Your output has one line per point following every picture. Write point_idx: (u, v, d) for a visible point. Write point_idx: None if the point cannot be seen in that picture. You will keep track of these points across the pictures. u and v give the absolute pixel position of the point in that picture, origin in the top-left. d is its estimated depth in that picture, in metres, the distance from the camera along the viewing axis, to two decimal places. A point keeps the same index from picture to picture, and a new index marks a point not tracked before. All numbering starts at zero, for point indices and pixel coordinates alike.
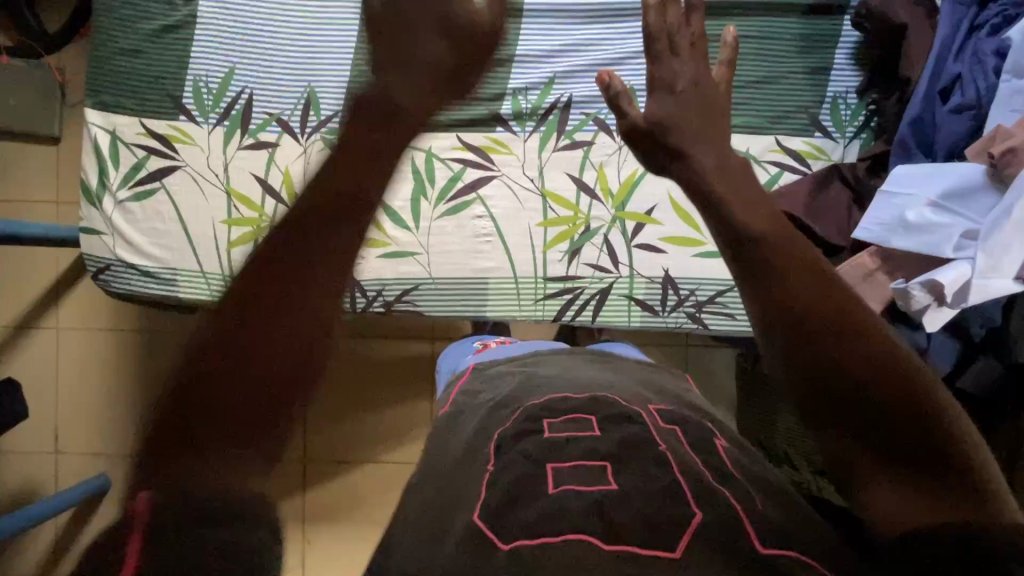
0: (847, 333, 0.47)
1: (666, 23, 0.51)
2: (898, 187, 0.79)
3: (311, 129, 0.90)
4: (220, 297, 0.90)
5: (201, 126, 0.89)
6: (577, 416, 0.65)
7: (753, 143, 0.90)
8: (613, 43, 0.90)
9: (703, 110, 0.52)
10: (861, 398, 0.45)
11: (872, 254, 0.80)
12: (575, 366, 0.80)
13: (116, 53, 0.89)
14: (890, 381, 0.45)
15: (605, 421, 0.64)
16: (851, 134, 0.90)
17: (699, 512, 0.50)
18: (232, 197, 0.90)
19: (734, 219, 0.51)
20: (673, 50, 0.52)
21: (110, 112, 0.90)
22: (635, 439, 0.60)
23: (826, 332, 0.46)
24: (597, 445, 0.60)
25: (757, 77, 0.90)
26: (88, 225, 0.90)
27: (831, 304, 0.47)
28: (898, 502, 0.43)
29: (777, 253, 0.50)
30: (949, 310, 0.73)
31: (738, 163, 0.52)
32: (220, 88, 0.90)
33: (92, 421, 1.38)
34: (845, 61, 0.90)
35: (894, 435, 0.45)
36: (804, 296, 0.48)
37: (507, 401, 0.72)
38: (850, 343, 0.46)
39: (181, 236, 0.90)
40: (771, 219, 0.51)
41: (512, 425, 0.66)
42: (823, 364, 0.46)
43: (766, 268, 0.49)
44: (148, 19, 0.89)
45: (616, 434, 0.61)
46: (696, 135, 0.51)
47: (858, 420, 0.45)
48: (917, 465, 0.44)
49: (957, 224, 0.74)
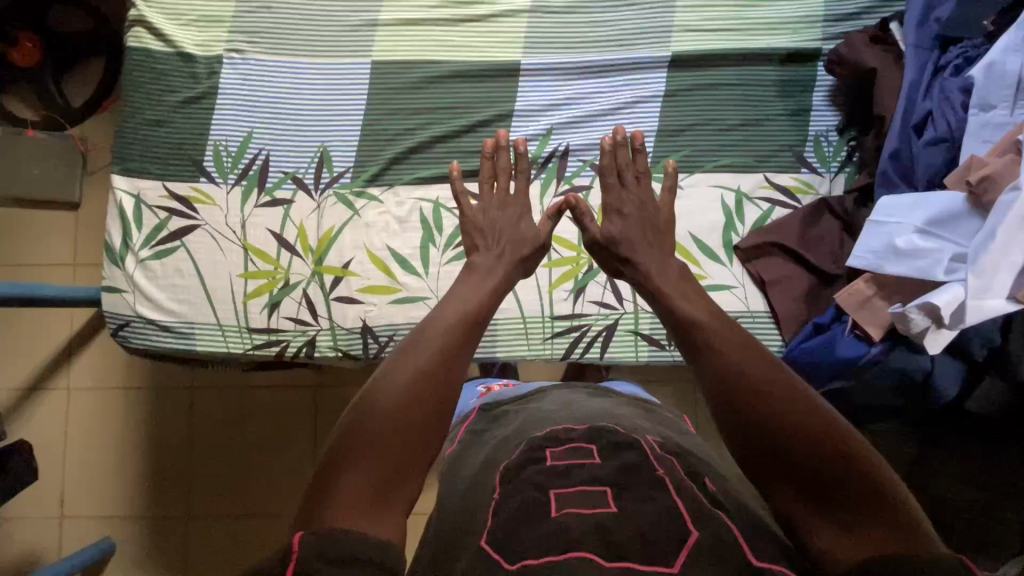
0: (770, 392, 0.57)
1: (616, 162, 0.81)
2: (884, 216, 0.82)
3: (325, 185, 0.95)
4: (236, 348, 0.92)
5: (221, 186, 0.95)
6: (578, 445, 0.66)
7: (743, 181, 0.95)
8: (605, 96, 0.96)
9: (642, 228, 0.77)
10: (790, 450, 0.55)
11: (867, 280, 0.84)
12: (576, 400, 0.81)
13: (142, 122, 0.96)
14: (815, 431, 0.54)
15: (606, 450, 0.65)
16: (835, 169, 0.95)
17: (695, 532, 0.54)
18: (249, 251, 0.94)
19: (677, 306, 0.67)
20: (622, 184, 0.80)
21: (135, 176, 0.95)
22: (635, 465, 0.61)
23: (751, 392, 0.58)
24: (598, 471, 0.61)
25: (742, 120, 0.96)
26: (110, 283, 0.93)
27: (754, 368, 0.59)
28: (835, 541, 0.51)
29: (710, 330, 0.63)
30: (948, 332, 0.75)
31: (678, 268, 0.73)
32: (239, 150, 0.96)
33: (100, 481, 1.37)
34: (823, 102, 0.96)
35: (825, 484, 0.53)
36: (738, 366, 0.59)
37: (512, 436, 0.73)
38: (782, 407, 0.56)
39: (200, 290, 0.93)
40: (708, 309, 0.66)
41: (517, 455, 0.66)
42: (756, 423, 0.56)
43: (705, 347, 0.62)
44: (174, 92, 0.96)
45: (616, 462, 0.62)
46: (640, 249, 0.75)
47: (797, 473, 0.54)
48: (845, 505, 0.52)
49: (946, 248, 0.77)
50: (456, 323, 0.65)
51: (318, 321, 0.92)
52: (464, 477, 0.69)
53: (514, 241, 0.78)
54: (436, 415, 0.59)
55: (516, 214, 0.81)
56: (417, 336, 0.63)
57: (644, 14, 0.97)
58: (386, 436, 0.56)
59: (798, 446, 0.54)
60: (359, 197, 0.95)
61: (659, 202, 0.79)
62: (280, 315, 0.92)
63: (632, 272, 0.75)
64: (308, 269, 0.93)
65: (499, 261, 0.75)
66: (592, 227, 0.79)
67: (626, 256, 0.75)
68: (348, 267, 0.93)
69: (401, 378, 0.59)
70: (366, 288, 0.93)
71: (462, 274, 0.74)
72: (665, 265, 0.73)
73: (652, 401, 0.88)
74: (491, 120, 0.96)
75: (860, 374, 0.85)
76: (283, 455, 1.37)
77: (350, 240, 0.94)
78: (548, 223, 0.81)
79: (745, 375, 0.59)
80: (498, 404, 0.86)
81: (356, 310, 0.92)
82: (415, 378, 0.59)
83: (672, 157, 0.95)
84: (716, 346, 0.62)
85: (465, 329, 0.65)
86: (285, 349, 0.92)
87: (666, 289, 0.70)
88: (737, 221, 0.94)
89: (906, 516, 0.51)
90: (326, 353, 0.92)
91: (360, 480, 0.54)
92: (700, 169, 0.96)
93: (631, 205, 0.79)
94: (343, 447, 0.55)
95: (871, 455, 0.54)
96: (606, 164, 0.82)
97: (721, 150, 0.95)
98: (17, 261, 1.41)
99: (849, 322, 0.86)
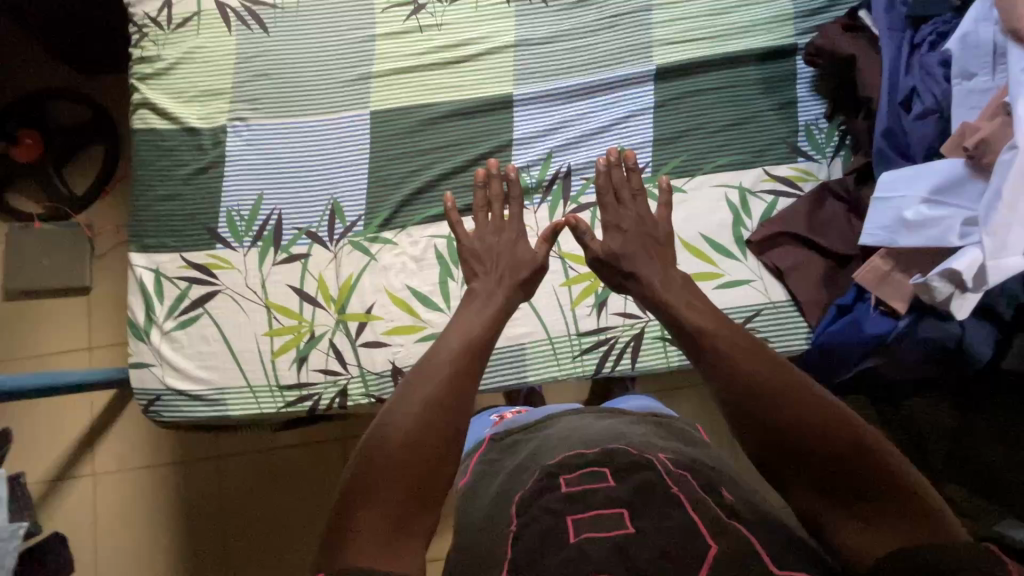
0: (785, 397, 0.58)
1: (613, 180, 0.84)
2: (887, 191, 0.85)
3: (339, 235, 0.97)
4: (269, 408, 0.92)
5: (237, 250, 0.96)
6: (590, 468, 0.66)
7: (743, 177, 0.97)
8: (598, 114, 1.00)
9: (638, 242, 0.79)
10: (809, 453, 0.56)
11: (884, 256, 0.85)
12: (582, 425, 0.79)
13: (155, 198, 0.98)
14: (833, 433, 0.55)
15: (619, 471, 0.64)
16: (831, 154, 0.97)
17: (713, 546, 0.55)
18: (272, 308, 0.95)
19: (684, 315, 0.68)
20: (619, 201, 0.83)
21: (152, 252, 0.97)
22: (650, 484, 0.62)
23: (767, 399, 0.58)
24: (612, 493, 0.61)
25: (733, 120, 0.99)
26: (137, 359, 0.94)
27: (767, 372, 0.59)
28: (861, 538, 0.53)
29: (720, 338, 0.63)
30: (973, 295, 0.77)
31: (680, 277, 0.74)
32: (251, 212, 0.98)
33: (134, 567, 1.33)
34: (808, 93, 0.99)
35: (847, 482, 0.54)
36: (751, 372, 0.59)
37: (525, 463, 0.73)
38: (798, 408, 0.57)
39: (226, 355, 0.93)
40: (711, 314, 0.67)
41: (532, 484, 0.66)
42: (774, 428, 0.57)
43: (712, 352, 0.63)
44: (183, 165, 0.99)
45: (630, 480, 0.63)
46: (638, 262, 0.77)
47: (819, 475, 0.55)
48: (867, 502, 0.53)
49: (955, 214, 0.79)
50: (460, 354, 0.65)
51: (348, 369, 0.93)
52: (479, 506, 0.69)
53: (512, 265, 0.79)
54: (450, 443, 0.60)
55: (512, 238, 0.82)
56: (427, 369, 0.64)
57: (624, 35, 1.02)
58: (398, 469, 0.57)
59: (818, 449, 0.55)
60: (374, 242, 0.96)
61: (657, 216, 0.81)
62: (309, 369, 0.93)
63: (634, 284, 0.76)
64: (332, 318, 0.94)
65: (500, 285, 0.77)
66: (592, 245, 0.80)
67: (627, 270, 0.77)
68: (371, 311, 0.94)
69: (410, 412, 0.60)
70: (391, 330, 0.94)
71: (464, 301, 0.75)
72: (665, 274, 0.74)
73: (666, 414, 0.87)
74: (492, 152, 0.99)
75: (894, 348, 0.85)
76: (317, 514, 1.34)
77: (370, 285, 0.95)
78: (543, 245, 0.82)
79: (756, 379, 0.59)
80: (510, 432, 0.83)
81: (384, 353, 0.93)
82: (422, 412, 0.60)
83: (671, 164, 0.98)
84: (728, 351, 0.62)
85: (470, 358, 0.65)
86: (317, 403, 0.92)
87: (670, 299, 0.70)
88: (744, 216, 0.96)
89: (926, 505, 0.52)
90: (359, 401, 0.92)
91: (377, 514, 0.56)
92: (700, 172, 0.98)
93: (629, 221, 0.81)
94: (358, 484, 0.57)
95: (890, 448, 0.55)
96: (602, 184, 0.84)
97: (717, 150, 0.98)
98: (33, 351, 1.41)
99: (872, 299, 0.87)
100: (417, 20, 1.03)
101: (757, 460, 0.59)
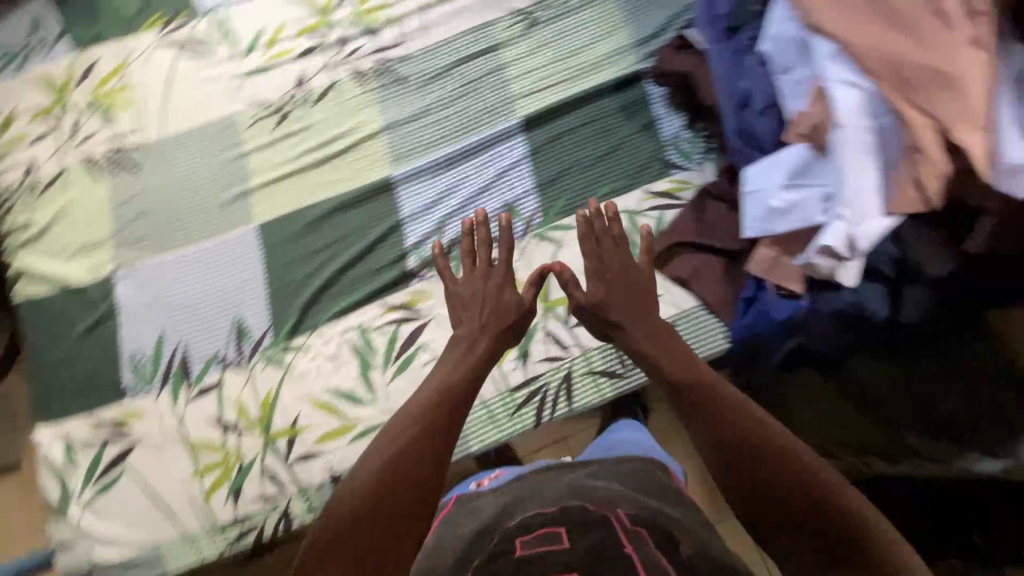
0: (763, 438, 0.65)
1: (596, 227, 0.87)
2: (753, 185, 0.89)
3: (250, 353, 0.95)
4: (211, 553, 0.87)
5: (147, 396, 0.93)
6: (546, 530, 0.66)
7: (627, 200, 1.01)
8: (479, 174, 1.02)
9: (624, 293, 0.84)
10: (786, 499, 0.61)
11: (769, 244, 0.89)
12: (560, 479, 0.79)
13: (50, 365, 0.94)
14: (809, 482, 0.61)
15: (572, 533, 0.64)
16: (700, 159, 1.03)
17: None
18: (194, 447, 0.91)
19: (671, 370, 0.77)
20: (615, 244, 0.86)
21: (57, 421, 0.92)
22: (598, 549, 0.62)
23: (748, 438, 0.66)
24: (565, 557, 0.61)
25: (604, 151, 1.04)
26: (60, 539, 0.88)
27: (744, 421, 0.67)
28: None
29: (706, 387, 0.73)
30: (852, 262, 0.82)
31: (666, 330, 0.82)
32: (155, 354, 0.95)
33: None
34: (665, 110, 1.05)
35: (821, 531, 0.58)
36: (731, 419, 0.68)
37: (490, 528, 0.71)
38: (782, 456, 0.63)
39: (154, 509, 0.88)
40: (700, 369, 0.76)
41: (490, 549, 0.67)
42: (753, 469, 0.64)
43: (700, 408, 0.71)
44: (75, 324, 0.96)
45: (581, 543, 0.63)
46: (623, 317, 0.83)
47: (796, 518, 0.60)
48: (840, 557, 0.57)
49: (812, 194, 0.84)
50: (436, 397, 0.75)
51: (285, 489, 0.89)
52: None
53: (496, 313, 0.85)
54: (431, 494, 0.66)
55: (498, 283, 0.86)
56: (404, 414, 0.74)
57: (486, 97, 1.07)
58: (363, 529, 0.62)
59: (793, 494, 0.61)
60: (287, 352, 0.95)
61: (637, 262, 0.86)
62: (245, 499, 0.89)
63: (620, 335, 0.83)
64: (259, 441, 0.91)
65: (483, 332, 0.83)
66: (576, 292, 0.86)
67: (615, 319, 0.83)
68: (298, 422, 0.92)
69: (392, 447, 0.69)
70: (322, 436, 0.91)
71: (447, 352, 0.83)
72: (650, 326, 0.82)
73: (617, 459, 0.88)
74: (384, 234, 1.00)
75: (805, 326, 0.88)
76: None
77: (291, 397, 0.93)
78: (530, 289, 0.87)
79: (740, 425, 0.67)
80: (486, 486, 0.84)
81: (319, 463, 0.90)
82: (404, 447, 0.69)
83: (559, 204, 1.01)
84: (707, 402, 0.71)
85: (451, 406, 0.74)
86: (261, 534, 0.88)
87: (659, 358, 0.79)
88: (637, 236, 1.00)
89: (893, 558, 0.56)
90: (304, 520, 0.89)
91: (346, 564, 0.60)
92: (587, 205, 1.01)
93: (614, 267, 0.85)
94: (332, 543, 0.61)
95: (867, 504, 0.60)
96: (584, 230, 0.87)
97: (598, 182, 1.02)
98: None
99: (771, 286, 0.91)
100: (285, 128, 1.05)
101: (738, 503, 0.64)
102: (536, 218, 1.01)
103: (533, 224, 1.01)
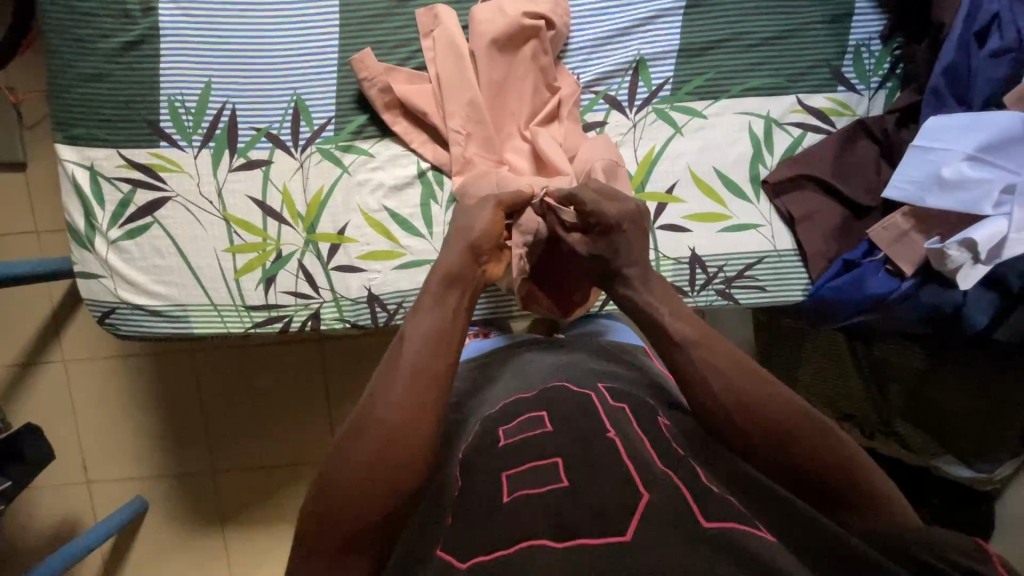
0: (821, 445, 0.52)
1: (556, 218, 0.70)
2: (930, 141, 0.76)
3: (305, 141, 0.84)
4: (236, 328, 0.85)
5: (186, 151, 0.83)
6: (612, 410, 0.58)
7: (773, 106, 0.85)
8: (618, 11, 0.83)
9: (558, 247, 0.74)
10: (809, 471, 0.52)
11: (906, 214, 0.79)
12: (527, 366, 0.72)
13: (77, 78, 0.80)
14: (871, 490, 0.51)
15: (557, 418, 0.57)
16: (876, 85, 0.85)
17: (646, 494, 0.47)
18: (231, 223, 0.84)
19: (696, 349, 0.57)
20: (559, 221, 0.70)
21: (83, 145, 0.82)
22: (589, 434, 0.54)
23: (786, 436, 0.52)
24: (552, 441, 0.54)
25: (773, 32, 0.84)
26: (84, 268, 0.84)
27: (790, 420, 0.53)
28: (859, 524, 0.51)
29: (712, 372, 0.56)
30: (983, 266, 0.72)
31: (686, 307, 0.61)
32: (199, 105, 0.82)
33: (113, 435, 1.40)
34: (867, 4, 0.84)
35: (832, 489, 0.52)
36: (744, 397, 0.54)
37: (516, 383, 0.68)
38: (816, 448, 0.52)
39: (184, 269, 0.84)
40: (730, 354, 0.57)
41: (518, 422, 0.58)
42: (842, 465, 0.51)
43: (704, 367, 0.56)
44: (103, 36, 0.80)
45: (569, 431, 0.55)
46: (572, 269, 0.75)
47: (859, 496, 0.51)
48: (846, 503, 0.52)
49: (997, 178, 0.71)
50: (415, 382, 0.53)
51: (320, 293, 0.85)
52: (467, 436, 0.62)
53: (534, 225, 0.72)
54: (421, 453, 0.52)
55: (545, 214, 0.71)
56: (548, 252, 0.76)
57: None
58: (360, 487, 0.50)
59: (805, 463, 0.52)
60: (347, 152, 0.84)
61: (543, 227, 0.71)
62: (277, 290, 0.85)
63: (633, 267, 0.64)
64: (301, 237, 0.85)
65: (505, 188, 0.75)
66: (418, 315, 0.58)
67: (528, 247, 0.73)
68: (345, 233, 0.85)
69: (393, 404, 0.52)
70: (368, 254, 0.85)
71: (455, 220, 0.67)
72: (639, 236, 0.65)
73: (638, 347, 0.82)
74: None
75: (886, 309, 0.82)
76: (288, 428, 1.41)
77: (342, 203, 0.84)
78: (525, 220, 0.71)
79: (778, 415, 0.53)
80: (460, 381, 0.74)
81: (359, 279, 0.85)
82: (403, 403, 0.52)
83: (696, 80, 0.85)
84: (734, 374, 0.55)
85: (420, 392, 0.53)
86: (288, 325, 0.86)
87: (655, 307, 0.61)
88: (765, 151, 0.86)
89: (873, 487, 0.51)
90: (333, 326, 0.86)
91: (338, 531, 0.50)
92: (726, 94, 0.85)
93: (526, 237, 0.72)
94: (316, 518, 0.51)
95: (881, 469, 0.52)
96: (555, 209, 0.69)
97: (750, 70, 0.85)
98: None
99: (881, 257, 0.82)
100: None
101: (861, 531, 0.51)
102: (666, 89, 0.85)
103: (658, 95, 0.85)
